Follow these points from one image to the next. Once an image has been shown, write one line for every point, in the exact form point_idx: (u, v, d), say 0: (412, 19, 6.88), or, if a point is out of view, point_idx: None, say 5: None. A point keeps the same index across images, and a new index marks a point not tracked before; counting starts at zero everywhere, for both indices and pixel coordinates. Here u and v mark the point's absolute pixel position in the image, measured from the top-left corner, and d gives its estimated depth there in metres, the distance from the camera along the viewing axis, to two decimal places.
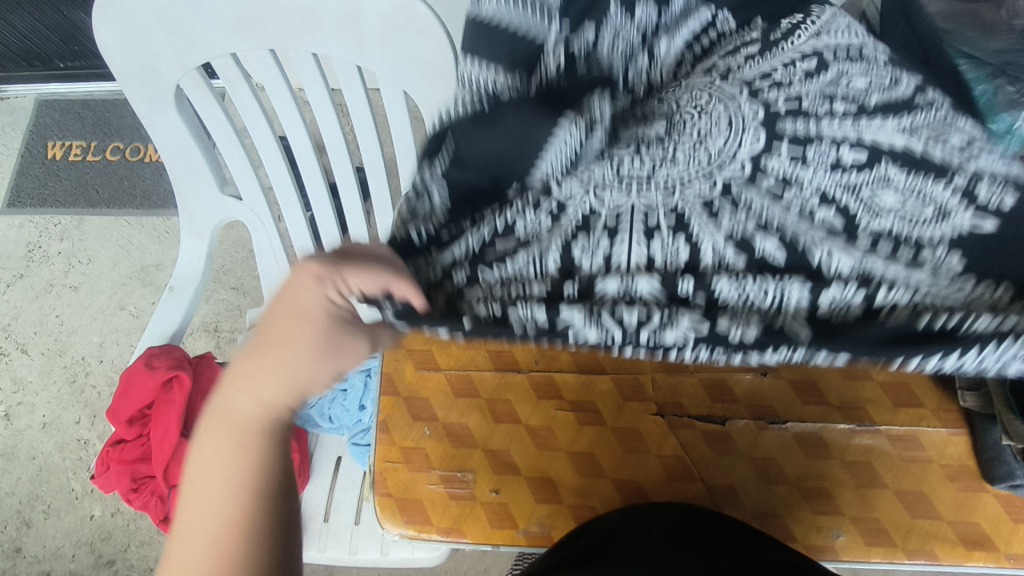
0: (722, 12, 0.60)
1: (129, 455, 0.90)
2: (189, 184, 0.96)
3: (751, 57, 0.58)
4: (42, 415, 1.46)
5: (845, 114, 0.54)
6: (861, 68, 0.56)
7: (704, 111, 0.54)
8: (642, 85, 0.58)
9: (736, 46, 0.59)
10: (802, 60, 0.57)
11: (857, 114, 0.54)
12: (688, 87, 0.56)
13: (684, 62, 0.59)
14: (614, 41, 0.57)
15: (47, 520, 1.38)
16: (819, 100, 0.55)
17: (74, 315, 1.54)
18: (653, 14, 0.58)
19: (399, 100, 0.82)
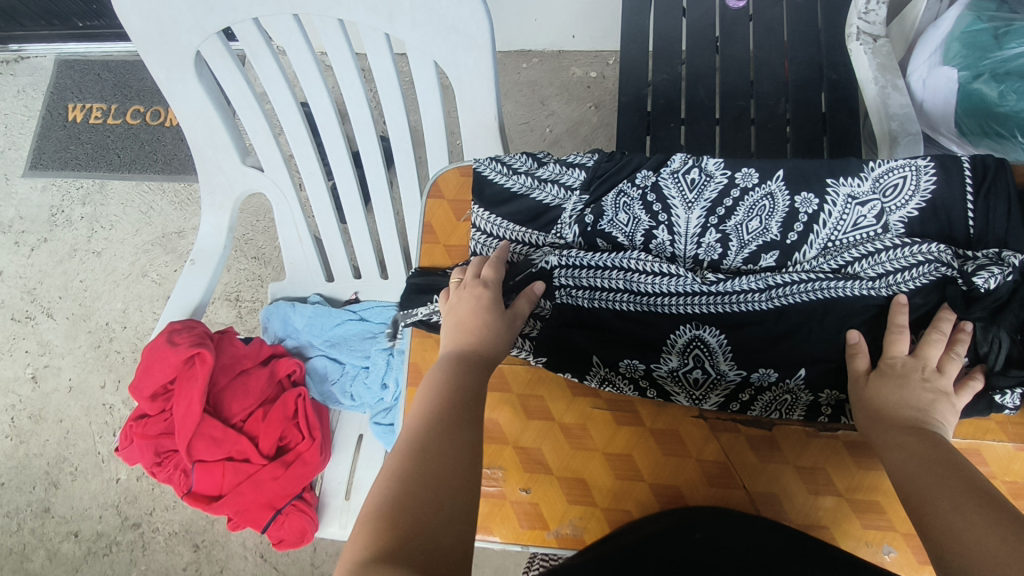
0: (746, 169, 0.67)
1: (153, 430, 0.90)
2: (211, 154, 0.93)
3: (761, 212, 0.65)
4: (68, 378, 1.48)
5: (854, 277, 0.62)
6: (886, 187, 0.63)
7: (751, 209, 0.66)
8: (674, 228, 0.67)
9: (758, 206, 0.66)
10: (842, 209, 0.64)
11: (867, 277, 0.61)
12: (718, 238, 0.66)
13: (722, 241, 0.66)
14: (628, 221, 0.67)
15: (75, 481, 1.41)
16: (847, 242, 0.64)
17: (97, 281, 1.54)
18: (675, 191, 0.67)
19: (429, 70, 0.77)
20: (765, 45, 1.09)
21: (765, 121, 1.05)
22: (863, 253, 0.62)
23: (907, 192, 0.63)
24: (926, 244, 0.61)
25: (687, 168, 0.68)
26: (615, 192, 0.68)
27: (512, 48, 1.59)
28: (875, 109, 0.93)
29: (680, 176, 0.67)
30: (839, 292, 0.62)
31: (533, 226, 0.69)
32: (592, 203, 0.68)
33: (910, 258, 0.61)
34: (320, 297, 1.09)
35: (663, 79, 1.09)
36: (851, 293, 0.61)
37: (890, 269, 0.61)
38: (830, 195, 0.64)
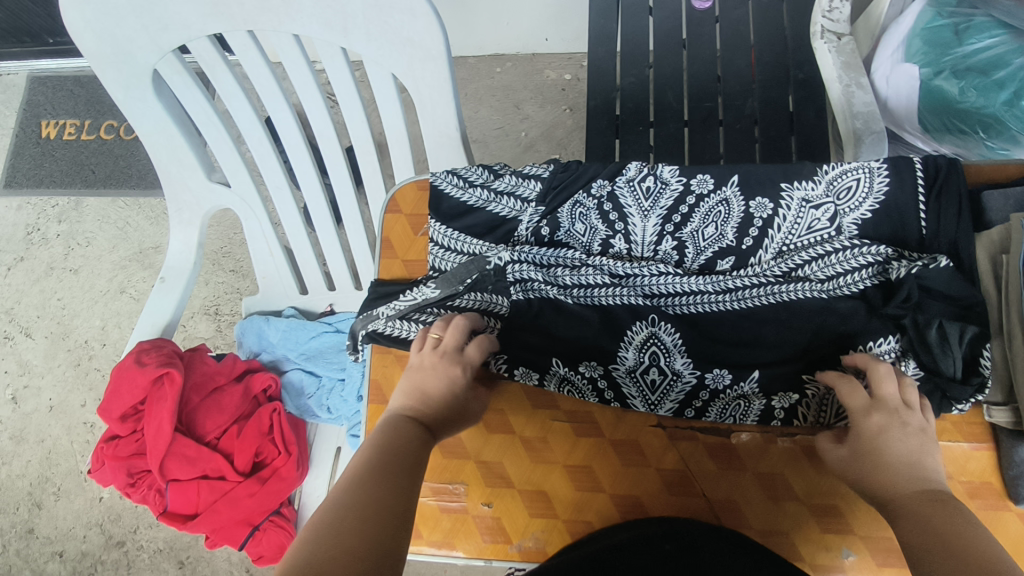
0: (700, 175, 0.67)
1: (125, 451, 0.90)
2: (175, 171, 0.92)
3: (717, 219, 0.66)
4: (48, 398, 1.47)
5: (803, 279, 0.63)
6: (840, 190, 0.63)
7: (706, 215, 0.66)
8: (631, 237, 0.67)
9: (714, 212, 0.66)
10: (796, 213, 0.64)
11: (817, 279, 0.63)
12: (675, 245, 0.66)
13: (680, 247, 0.66)
14: (585, 231, 0.68)
15: (58, 501, 1.40)
16: (801, 245, 0.64)
17: (75, 299, 1.53)
18: (631, 200, 0.67)
19: (388, 83, 0.77)
20: (731, 45, 1.09)
21: (733, 122, 1.06)
22: (815, 255, 0.64)
23: (860, 194, 0.63)
24: (873, 246, 0.62)
25: (643, 176, 0.67)
26: (572, 201, 0.68)
27: (485, 53, 1.59)
28: (839, 107, 0.93)
29: (636, 185, 0.67)
30: (792, 295, 0.63)
31: (488, 238, 0.69)
32: (549, 213, 0.68)
33: (859, 258, 0.62)
34: (294, 310, 1.08)
35: (630, 83, 1.09)
36: (803, 296, 0.63)
37: (837, 271, 0.63)
38: (785, 199, 0.65)
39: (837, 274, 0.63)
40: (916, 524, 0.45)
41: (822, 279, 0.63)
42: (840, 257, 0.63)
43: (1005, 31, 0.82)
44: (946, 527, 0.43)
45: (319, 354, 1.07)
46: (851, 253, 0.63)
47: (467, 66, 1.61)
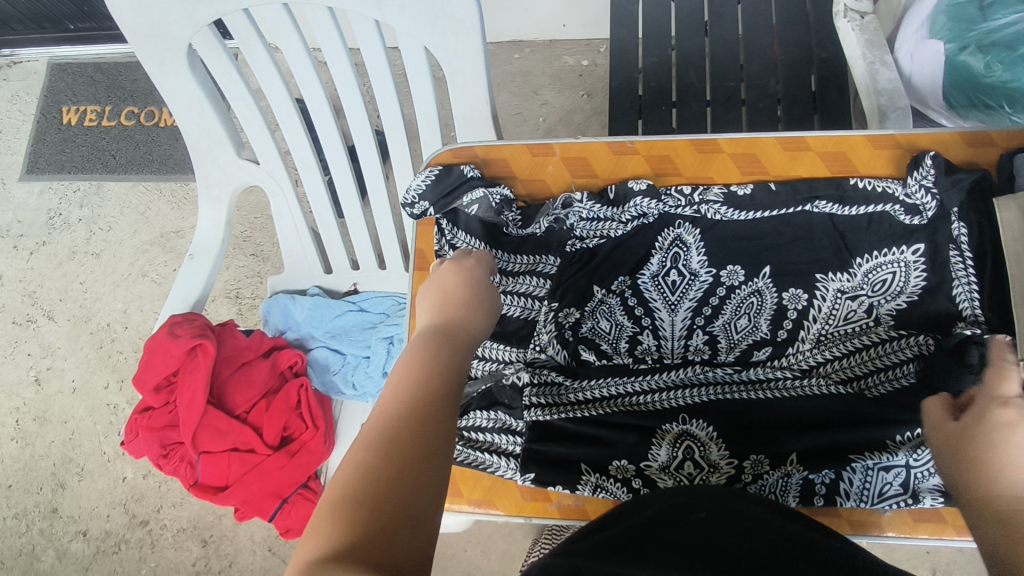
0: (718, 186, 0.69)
1: (158, 423, 0.91)
2: (206, 148, 0.93)
3: (746, 319, 0.68)
4: (71, 380, 1.49)
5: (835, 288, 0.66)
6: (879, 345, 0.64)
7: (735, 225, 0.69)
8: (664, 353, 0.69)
9: (745, 304, 0.68)
10: (832, 303, 0.66)
11: (850, 288, 0.66)
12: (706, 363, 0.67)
13: (712, 343, 0.68)
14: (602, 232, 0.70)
15: (82, 482, 1.42)
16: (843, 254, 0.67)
17: (97, 282, 1.54)
18: (659, 318, 0.69)
19: (420, 56, 0.78)
20: (754, 25, 1.10)
21: (756, 101, 1.06)
22: (846, 364, 0.65)
23: (894, 288, 0.65)
24: (904, 253, 0.65)
25: (667, 269, 0.70)
26: (596, 327, 0.70)
27: (503, 39, 1.60)
28: (864, 86, 0.94)
29: (660, 279, 0.70)
30: (814, 383, 0.64)
31: (510, 339, 0.70)
32: (578, 312, 0.69)
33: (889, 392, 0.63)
34: (319, 290, 1.10)
35: (652, 63, 1.10)
36: (825, 390, 0.64)
37: (877, 282, 0.66)
38: (820, 289, 0.67)
39: (876, 284, 0.65)
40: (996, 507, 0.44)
41: (859, 289, 0.66)
42: (878, 267, 0.65)
43: None
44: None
45: (344, 331, 1.08)
46: (888, 263, 0.65)
47: (486, 52, 1.61)
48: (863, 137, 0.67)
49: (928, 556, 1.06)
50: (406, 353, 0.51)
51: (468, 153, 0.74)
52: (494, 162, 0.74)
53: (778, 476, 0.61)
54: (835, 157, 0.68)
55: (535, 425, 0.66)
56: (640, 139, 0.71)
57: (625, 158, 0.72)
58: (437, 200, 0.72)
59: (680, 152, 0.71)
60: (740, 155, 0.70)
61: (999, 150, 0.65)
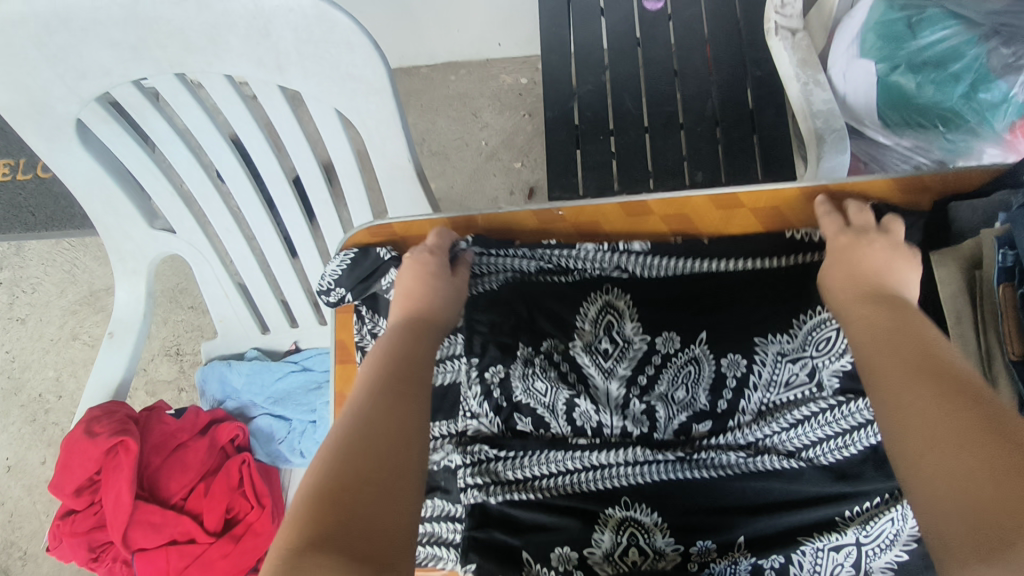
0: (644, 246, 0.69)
1: (82, 526, 0.84)
2: (114, 222, 0.86)
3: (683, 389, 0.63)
4: (5, 457, 1.39)
5: (776, 351, 0.62)
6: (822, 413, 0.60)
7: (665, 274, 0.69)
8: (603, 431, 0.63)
9: (682, 374, 0.64)
10: (772, 369, 0.62)
11: (792, 348, 0.62)
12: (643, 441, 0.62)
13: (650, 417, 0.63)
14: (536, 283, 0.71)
15: (26, 566, 1.33)
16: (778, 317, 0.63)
17: (25, 350, 1.45)
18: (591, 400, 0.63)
19: (332, 119, 0.73)
20: (687, 45, 1.07)
21: (694, 125, 1.03)
22: (790, 434, 0.61)
23: (839, 348, 0.60)
24: None
25: (599, 337, 0.66)
26: (528, 406, 0.64)
27: (437, 62, 1.54)
28: (800, 107, 0.91)
29: (593, 349, 0.66)
30: (759, 460, 0.60)
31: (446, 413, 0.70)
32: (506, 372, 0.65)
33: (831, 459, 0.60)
34: (257, 351, 1.04)
35: (587, 90, 1.07)
36: (772, 467, 0.59)
37: (819, 342, 0.61)
38: (759, 353, 0.63)
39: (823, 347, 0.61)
40: (876, 330, 0.49)
41: (800, 352, 0.62)
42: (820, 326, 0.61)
43: (958, 21, 0.80)
44: (947, 371, 0.43)
45: (287, 395, 1.03)
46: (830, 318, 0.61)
47: (421, 76, 1.56)
48: (798, 187, 0.65)
49: None
50: (376, 350, 0.54)
51: (388, 230, 0.71)
52: (418, 236, 0.71)
53: (726, 565, 0.57)
54: (767, 212, 0.67)
55: (474, 510, 0.64)
56: (568, 205, 0.70)
57: (554, 225, 0.70)
58: (354, 285, 0.71)
59: (610, 216, 0.69)
60: (671, 214, 0.69)
61: (934, 195, 0.64)
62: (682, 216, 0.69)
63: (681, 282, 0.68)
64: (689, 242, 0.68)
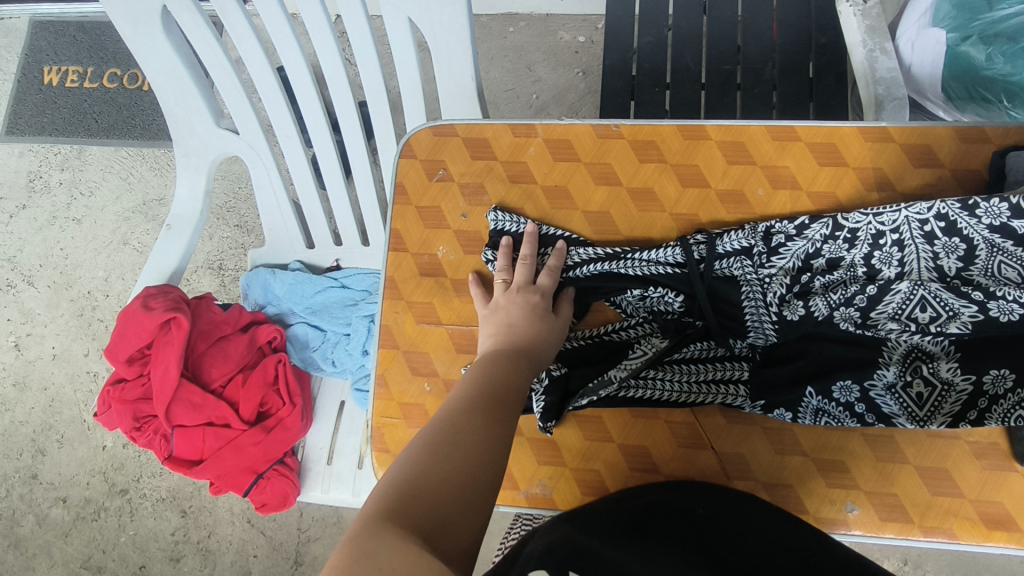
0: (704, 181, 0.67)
1: (131, 395, 0.91)
2: (183, 115, 0.91)
3: (750, 260, 0.63)
4: (51, 347, 1.47)
5: (885, 265, 0.60)
6: (903, 297, 0.58)
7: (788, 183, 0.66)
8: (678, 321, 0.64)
9: (789, 263, 0.63)
10: (870, 273, 0.61)
11: (906, 261, 0.60)
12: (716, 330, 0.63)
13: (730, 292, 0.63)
14: (627, 203, 0.68)
15: (61, 449, 1.41)
16: (902, 230, 0.60)
17: (78, 249, 1.52)
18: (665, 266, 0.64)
19: (404, 28, 0.76)
20: (753, 7, 1.06)
21: (751, 86, 1.03)
22: (868, 319, 0.59)
23: (945, 274, 0.59)
24: (961, 238, 0.59)
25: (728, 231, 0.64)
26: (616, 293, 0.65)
27: (498, 12, 1.56)
28: (861, 74, 0.90)
29: (715, 238, 0.64)
30: (824, 363, 0.60)
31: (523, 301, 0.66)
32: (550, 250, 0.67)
33: (909, 345, 0.58)
34: (300, 264, 1.06)
35: (647, 43, 1.07)
36: (832, 367, 0.60)
37: (932, 263, 0.59)
38: (866, 258, 0.61)
39: (931, 263, 0.59)
40: None
41: (905, 264, 0.60)
42: (935, 247, 0.59)
43: None
44: None
45: (324, 308, 1.04)
46: (941, 245, 0.59)
47: (480, 25, 1.57)
48: (856, 127, 0.65)
49: (899, 548, 1.07)
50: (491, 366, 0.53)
51: (450, 132, 0.71)
52: (476, 141, 0.71)
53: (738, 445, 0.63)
54: (825, 149, 0.66)
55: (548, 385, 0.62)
56: (627, 124, 0.69)
57: (611, 142, 0.69)
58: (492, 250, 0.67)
59: (667, 138, 0.68)
60: (727, 142, 0.67)
61: (993, 147, 0.63)
62: (742, 142, 0.67)
63: (738, 203, 0.66)
64: (744, 170, 0.66)
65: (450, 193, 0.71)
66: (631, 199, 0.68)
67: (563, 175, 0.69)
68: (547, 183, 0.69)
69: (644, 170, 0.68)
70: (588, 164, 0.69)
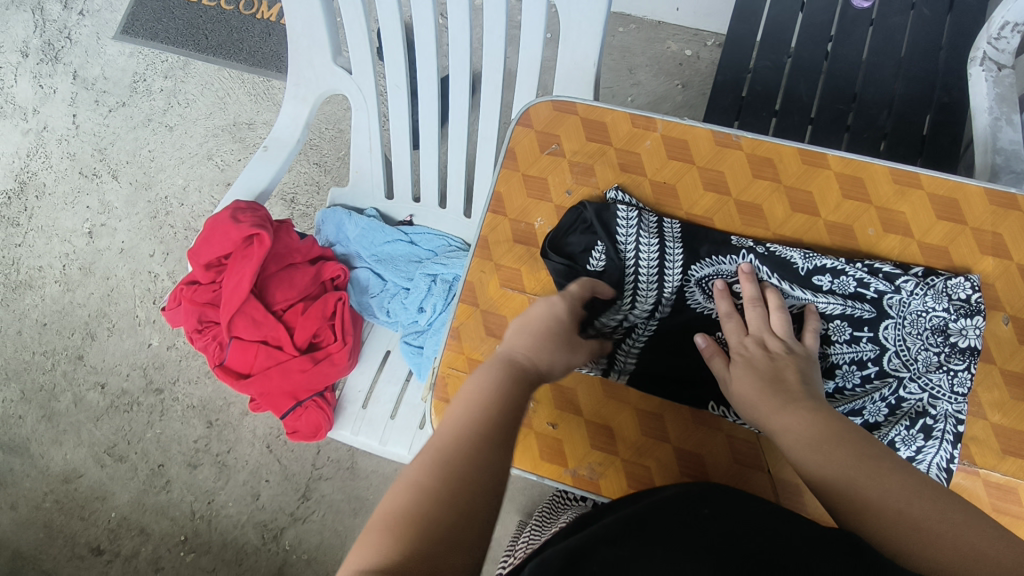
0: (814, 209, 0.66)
1: (200, 298, 0.96)
2: (304, 45, 0.93)
3: (872, 302, 0.61)
4: (121, 240, 1.54)
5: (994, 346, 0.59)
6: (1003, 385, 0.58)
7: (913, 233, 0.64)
8: None
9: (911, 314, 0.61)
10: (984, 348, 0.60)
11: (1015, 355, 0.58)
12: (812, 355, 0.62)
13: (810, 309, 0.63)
14: (750, 217, 0.67)
15: (110, 338, 1.48)
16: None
17: (164, 155, 1.58)
18: (766, 277, 0.64)
19: (540, 1, 0.77)
20: (880, 53, 1.04)
21: (860, 130, 1.01)
22: (928, 375, 0.60)
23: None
24: None
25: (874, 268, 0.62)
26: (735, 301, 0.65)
27: (611, 9, 1.56)
28: (983, 140, 0.87)
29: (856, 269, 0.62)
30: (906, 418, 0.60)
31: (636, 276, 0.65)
32: (657, 232, 0.66)
33: (958, 431, 0.58)
34: (376, 212, 1.09)
35: (763, 67, 1.06)
36: (916, 425, 0.59)
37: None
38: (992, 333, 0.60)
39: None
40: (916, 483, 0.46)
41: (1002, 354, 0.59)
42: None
43: None
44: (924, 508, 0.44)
45: (391, 258, 1.06)
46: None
47: None
48: (982, 188, 0.64)
49: None
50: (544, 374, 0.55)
51: (571, 110, 0.72)
52: (594, 123, 0.72)
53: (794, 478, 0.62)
54: (945, 202, 0.64)
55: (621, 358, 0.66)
56: (747, 137, 0.69)
57: (728, 151, 0.69)
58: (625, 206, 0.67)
59: (786, 159, 0.68)
60: (846, 176, 0.66)
61: None
62: (861, 177, 0.66)
63: (845, 236, 0.65)
64: (858, 206, 0.66)
65: (558, 168, 0.71)
66: (736, 211, 0.67)
67: (674, 173, 0.69)
68: (658, 179, 0.69)
69: (755, 186, 0.68)
70: (700, 167, 0.69)
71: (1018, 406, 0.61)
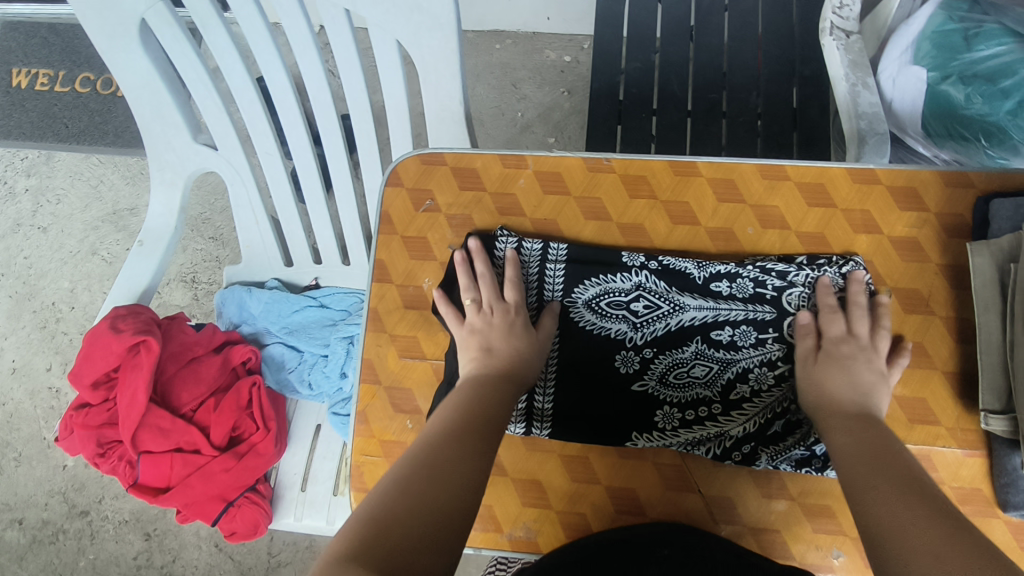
0: (693, 219, 0.67)
1: (95, 421, 0.88)
2: (158, 129, 0.88)
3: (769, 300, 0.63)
4: (11, 360, 1.41)
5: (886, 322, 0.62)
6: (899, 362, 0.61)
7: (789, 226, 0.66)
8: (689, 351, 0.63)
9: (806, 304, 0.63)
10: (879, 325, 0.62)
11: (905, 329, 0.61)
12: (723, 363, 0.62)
13: (714, 318, 0.63)
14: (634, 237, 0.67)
15: (18, 468, 1.35)
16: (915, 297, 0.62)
17: (43, 258, 1.46)
18: (664, 290, 0.64)
19: (392, 51, 0.75)
20: (740, 36, 1.07)
21: (736, 114, 1.04)
22: None
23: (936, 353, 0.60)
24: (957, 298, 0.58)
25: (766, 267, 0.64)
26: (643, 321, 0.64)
27: (484, 28, 1.55)
28: (845, 109, 0.91)
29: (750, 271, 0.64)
30: None
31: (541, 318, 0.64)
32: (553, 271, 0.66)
33: None
34: (278, 282, 1.03)
35: (635, 68, 1.07)
36: None
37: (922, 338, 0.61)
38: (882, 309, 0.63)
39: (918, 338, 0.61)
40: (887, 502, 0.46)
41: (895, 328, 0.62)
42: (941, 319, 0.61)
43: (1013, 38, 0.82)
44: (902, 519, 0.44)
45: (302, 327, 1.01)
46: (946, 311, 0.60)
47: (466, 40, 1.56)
48: (843, 169, 0.66)
49: None
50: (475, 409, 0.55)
51: (439, 161, 0.70)
52: (465, 171, 0.70)
53: (726, 488, 0.63)
54: (813, 189, 0.66)
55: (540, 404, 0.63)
56: (617, 158, 0.69)
57: (601, 176, 0.68)
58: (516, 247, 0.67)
59: (657, 174, 0.68)
60: (717, 180, 0.67)
61: (977, 192, 0.65)
62: (731, 179, 0.67)
63: (726, 241, 0.66)
64: (733, 209, 0.66)
65: (436, 224, 0.69)
66: (620, 234, 0.67)
67: (553, 208, 0.68)
68: (540, 216, 0.68)
69: (633, 206, 0.68)
70: (578, 197, 0.68)
71: (916, 373, 0.63)
